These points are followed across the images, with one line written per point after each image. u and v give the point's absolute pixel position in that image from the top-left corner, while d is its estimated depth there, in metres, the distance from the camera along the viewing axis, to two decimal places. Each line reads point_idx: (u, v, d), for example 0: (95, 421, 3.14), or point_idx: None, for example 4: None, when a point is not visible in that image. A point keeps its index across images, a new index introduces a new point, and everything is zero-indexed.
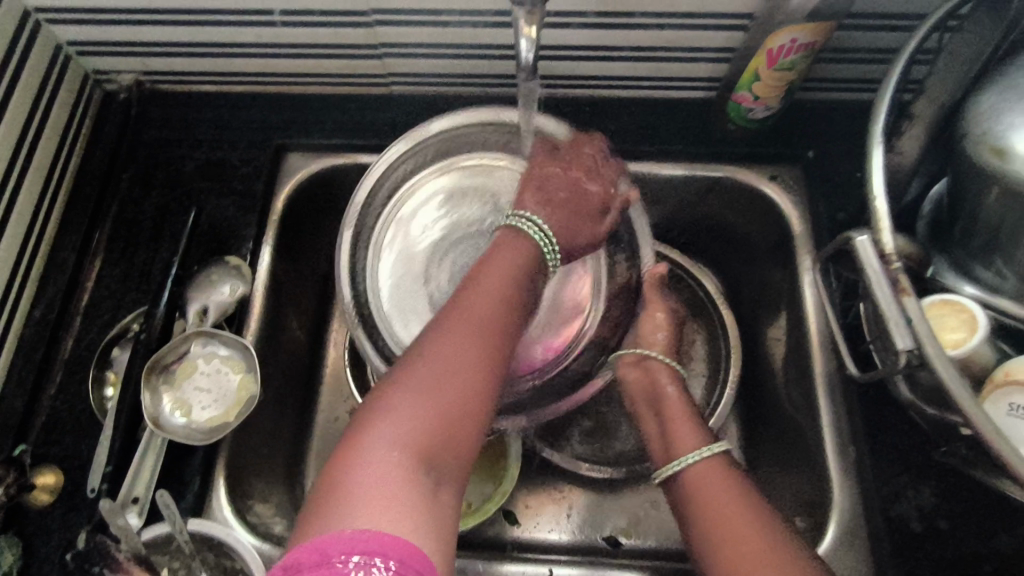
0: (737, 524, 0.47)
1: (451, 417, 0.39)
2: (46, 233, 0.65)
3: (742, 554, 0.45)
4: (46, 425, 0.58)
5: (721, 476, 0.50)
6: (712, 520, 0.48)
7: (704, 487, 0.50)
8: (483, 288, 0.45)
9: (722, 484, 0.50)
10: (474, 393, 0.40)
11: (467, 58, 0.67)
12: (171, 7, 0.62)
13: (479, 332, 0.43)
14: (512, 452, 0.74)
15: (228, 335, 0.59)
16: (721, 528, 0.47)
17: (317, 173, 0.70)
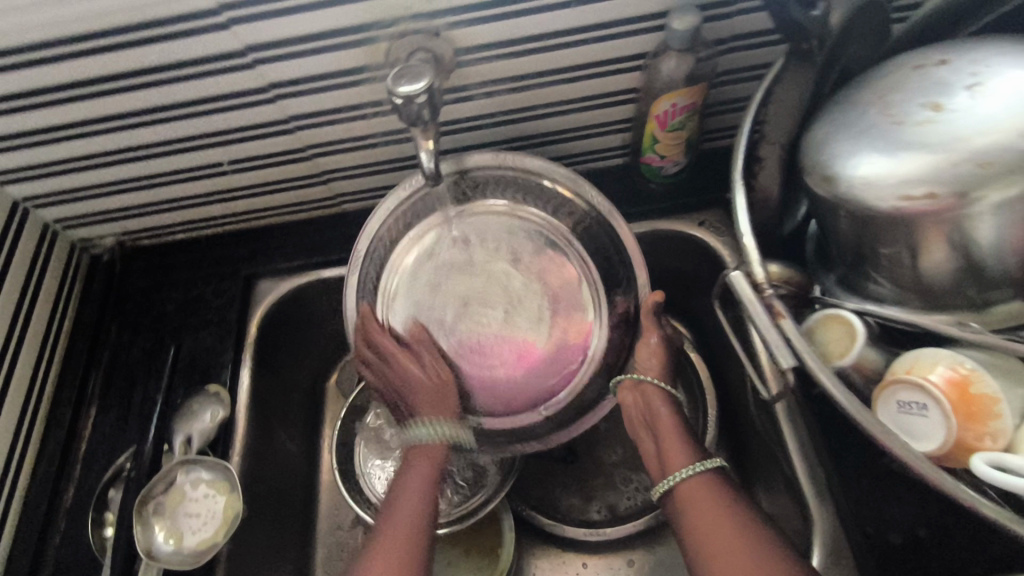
0: (721, 532, 0.48)
1: (398, 560, 0.50)
2: (45, 391, 0.71)
3: (725, 562, 0.47)
4: (54, 573, 0.62)
5: (717, 495, 0.51)
6: (699, 533, 0.49)
7: (697, 505, 0.51)
8: (399, 506, 0.55)
9: (711, 495, 0.51)
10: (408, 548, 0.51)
11: (401, 170, 0.74)
12: (134, 176, 0.71)
13: (400, 542, 0.52)
14: (508, 529, 0.75)
15: (211, 459, 0.63)
16: (706, 539, 0.49)
17: (283, 294, 0.76)
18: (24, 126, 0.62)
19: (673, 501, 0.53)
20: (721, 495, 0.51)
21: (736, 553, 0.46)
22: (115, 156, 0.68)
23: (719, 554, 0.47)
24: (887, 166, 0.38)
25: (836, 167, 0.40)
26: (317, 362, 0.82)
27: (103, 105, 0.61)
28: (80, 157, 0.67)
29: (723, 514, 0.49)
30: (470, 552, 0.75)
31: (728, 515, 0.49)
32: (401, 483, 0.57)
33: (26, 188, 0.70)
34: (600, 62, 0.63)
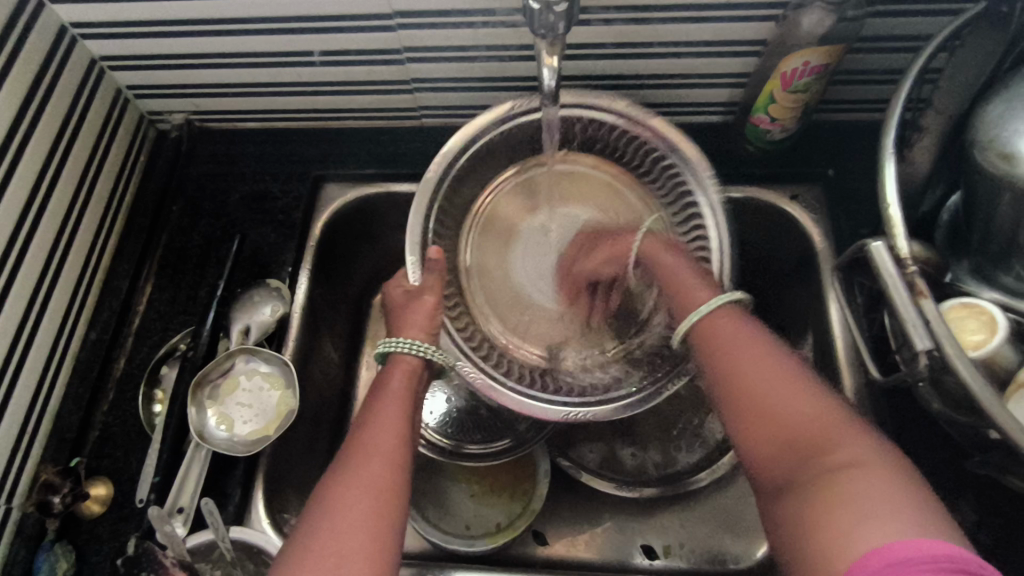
0: (764, 381, 0.44)
1: (389, 434, 0.49)
2: (104, 259, 0.69)
3: (771, 414, 0.42)
4: (99, 440, 0.62)
5: (746, 328, 0.48)
6: (731, 370, 0.45)
7: (748, 374, 0.44)
8: (383, 410, 0.51)
9: (734, 327, 0.48)
10: (402, 429, 0.50)
11: (493, 90, 0.70)
12: (220, 52, 0.67)
13: (396, 422, 0.50)
14: (541, 471, 0.75)
15: (269, 352, 0.62)
16: (743, 381, 0.44)
17: (351, 203, 0.73)
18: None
19: (711, 365, 0.47)
20: (784, 371, 0.44)
21: (796, 400, 0.42)
22: (206, 27, 0.64)
23: (801, 463, 0.39)
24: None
25: (1019, 146, 0.37)
26: (372, 276, 0.81)
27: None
28: (169, 21, 0.64)
29: (785, 400, 0.42)
30: (498, 491, 0.76)
31: (797, 402, 0.42)
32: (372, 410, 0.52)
33: (106, 47, 0.67)
34: (736, 6, 0.58)
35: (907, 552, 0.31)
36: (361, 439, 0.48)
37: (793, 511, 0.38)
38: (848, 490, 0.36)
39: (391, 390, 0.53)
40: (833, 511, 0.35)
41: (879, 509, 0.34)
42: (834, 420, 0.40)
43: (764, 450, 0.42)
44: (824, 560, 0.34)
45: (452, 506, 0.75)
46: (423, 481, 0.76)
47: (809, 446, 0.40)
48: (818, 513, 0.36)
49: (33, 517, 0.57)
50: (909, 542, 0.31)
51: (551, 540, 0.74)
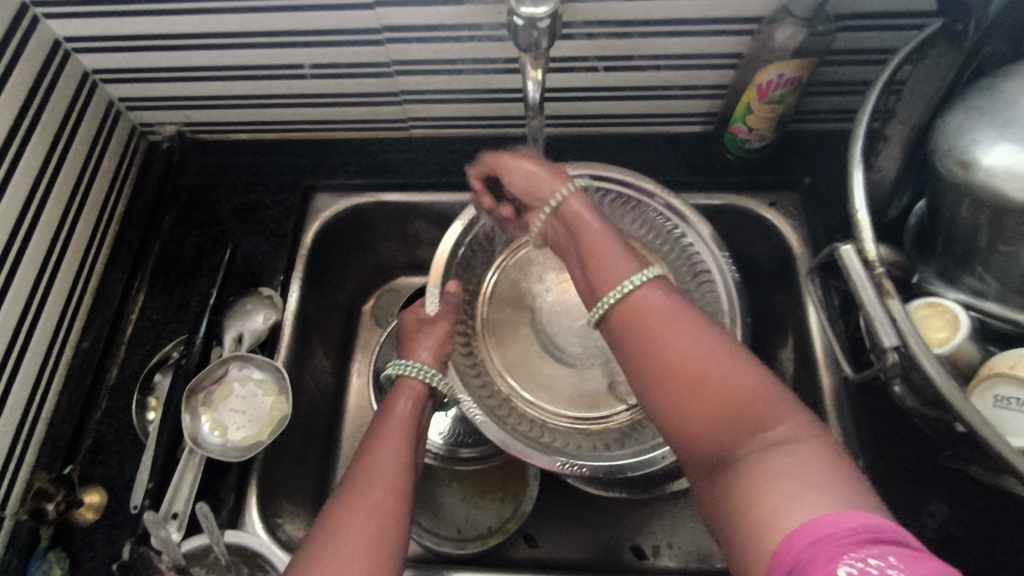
0: (684, 359, 0.40)
1: (394, 456, 0.50)
2: (96, 268, 0.70)
3: (690, 396, 0.39)
4: (93, 448, 0.63)
5: (667, 303, 0.43)
6: (647, 347, 0.42)
7: (664, 352, 0.41)
8: (388, 432, 0.53)
9: (664, 303, 0.43)
10: (405, 450, 0.52)
11: (480, 102, 0.72)
12: (212, 65, 0.69)
13: (399, 443, 0.52)
14: (531, 474, 0.77)
15: (261, 358, 0.63)
16: (659, 359, 0.41)
17: (344, 210, 0.75)
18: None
19: (627, 340, 0.44)
20: (704, 347, 0.40)
21: (706, 382, 0.39)
22: (198, 41, 0.66)
23: (726, 436, 0.38)
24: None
25: (975, 154, 0.40)
26: (362, 284, 0.83)
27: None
28: (162, 35, 0.65)
29: (713, 379, 0.39)
30: (487, 493, 0.77)
31: (716, 382, 0.39)
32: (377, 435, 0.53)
33: (100, 60, 0.68)
34: (712, 20, 0.61)
35: (808, 542, 0.31)
36: (368, 460, 0.50)
37: (716, 495, 0.37)
38: (768, 467, 0.35)
39: (396, 414, 0.55)
40: (753, 489, 0.35)
41: (803, 487, 0.33)
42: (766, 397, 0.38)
43: (684, 424, 0.40)
44: (749, 534, 0.34)
45: (442, 510, 0.76)
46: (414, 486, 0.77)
47: (736, 423, 0.38)
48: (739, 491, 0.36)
49: (27, 525, 0.58)
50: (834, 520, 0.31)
51: (540, 542, 0.75)
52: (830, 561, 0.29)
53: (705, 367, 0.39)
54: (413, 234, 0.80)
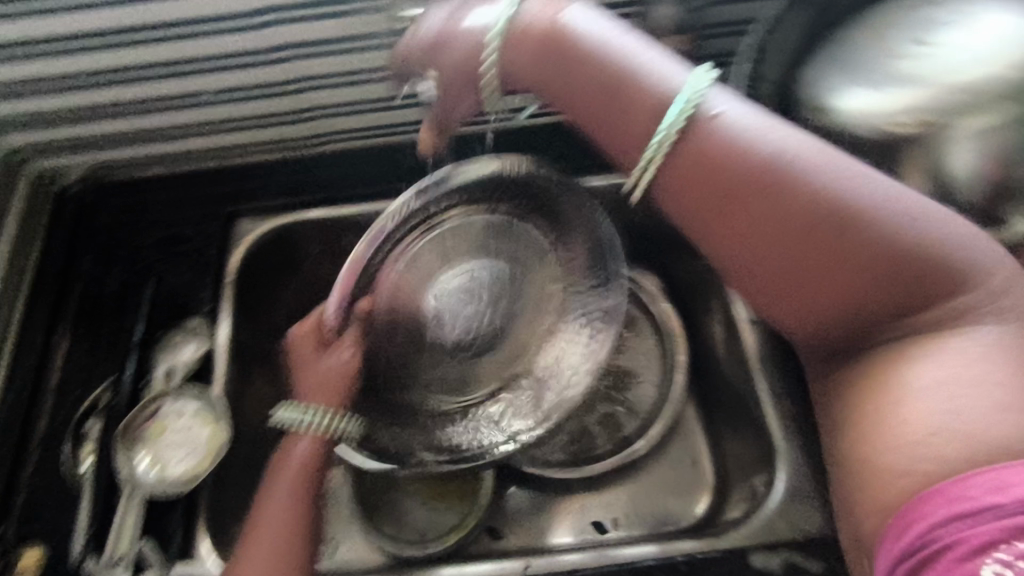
0: (803, 213, 0.41)
1: (280, 508, 0.54)
2: (14, 318, 0.68)
3: (800, 255, 0.41)
4: (27, 502, 0.61)
5: (743, 170, 0.42)
6: (733, 211, 0.42)
7: (795, 204, 0.41)
8: (274, 481, 0.55)
9: (717, 159, 0.42)
10: (293, 497, 0.55)
11: (387, 110, 0.74)
12: (113, 102, 0.68)
13: (286, 489, 0.55)
14: (486, 467, 0.77)
15: (195, 390, 0.64)
16: (760, 215, 0.42)
17: (267, 233, 0.74)
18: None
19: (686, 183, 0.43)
20: (810, 204, 0.41)
21: (829, 244, 0.41)
22: (95, 78, 0.66)
23: (870, 305, 0.41)
24: (881, 99, 0.44)
25: (834, 99, 0.45)
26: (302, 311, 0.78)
27: (94, 18, 0.60)
28: (57, 75, 0.65)
29: (867, 230, 0.40)
30: (444, 493, 0.77)
31: (892, 218, 0.40)
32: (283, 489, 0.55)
33: None
34: None
35: (991, 498, 0.35)
36: (258, 520, 0.54)
37: (842, 415, 0.43)
38: (910, 383, 0.39)
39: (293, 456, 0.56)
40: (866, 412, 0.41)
41: (953, 409, 0.37)
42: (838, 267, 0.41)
43: (767, 277, 0.43)
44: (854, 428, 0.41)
45: (405, 517, 0.76)
46: (373, 496, 0.77)
47: (863, 277, 0.40)
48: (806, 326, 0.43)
49: None
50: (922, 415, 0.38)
51: (505, 533, 0.76)
52: (974, 556, 0.34)
53: (892, 230, 0.40)
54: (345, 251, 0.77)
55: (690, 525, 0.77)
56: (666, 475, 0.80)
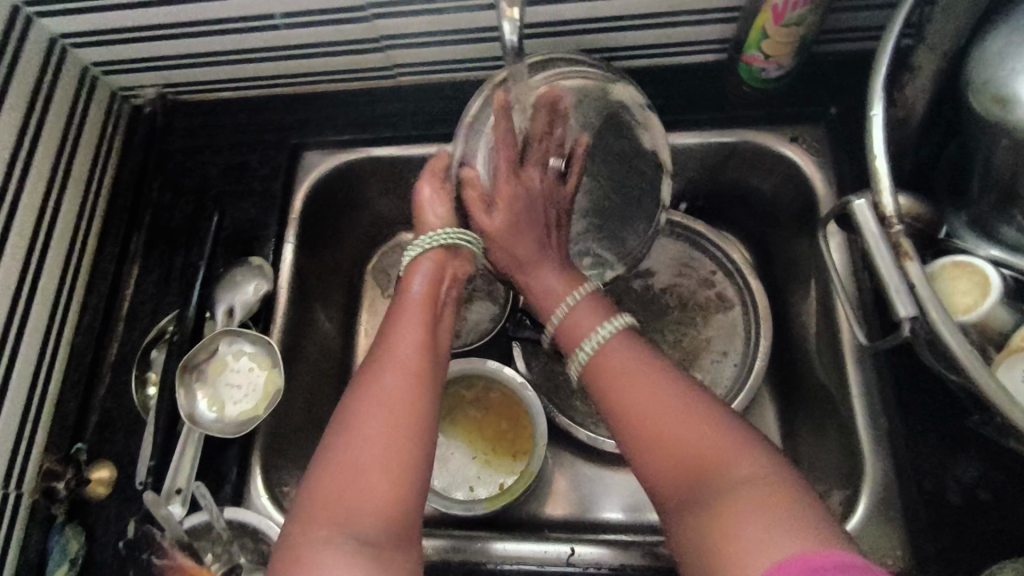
0: (655, 398, 0.46)
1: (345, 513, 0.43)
2: (91, 237, 0.70)
3: (694, 433, 0.44)
4: (99, 423, 0.64)
5: (632, 353, 0.50)
6: (619, 393, 0.48)
7: (637, 405, 0.47)
8: (344, 473, 0.44)
9: (638, 364, 0.49)
10: (386, 514, 0.43)
11: (468, 44, 0.68)
12: (174, 21, 0.65)
13: (357, 490, 0.44)
14: (537, 450, 0.72)
15: (253, 334, 0.63)
16: (638, 399, 0.47)
17: (331, 170, 0.73)
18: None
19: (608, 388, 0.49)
20: (671, 394, 0.46)
21: (668, 393, 0.47)
22: None
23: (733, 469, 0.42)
24: None
25: (1016, 87, 0.36)
26: (364, 244, 0.81)
27: None
28: None
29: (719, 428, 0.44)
30: (500, 453, 0.75)
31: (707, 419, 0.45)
32: (354, 410, 0.47)
33: (66, 24, 0.65)
34: None
35: None
36: (326, 489, 0.44)
37: (701, 511, 0.42)
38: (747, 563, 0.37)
39: (412, 296, 0.55)
40: (617, 370, 0.49)
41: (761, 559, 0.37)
42: (699, 411, 0.45)
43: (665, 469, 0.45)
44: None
45: (452, 467, 0.75)
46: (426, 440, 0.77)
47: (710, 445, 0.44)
48: (696, 465, 0.43)
49: (42, 502, 0.60)
50: (613, 343, 0.51)
51: (561, 503, 0.75)
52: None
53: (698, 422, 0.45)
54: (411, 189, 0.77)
55: None
56: None
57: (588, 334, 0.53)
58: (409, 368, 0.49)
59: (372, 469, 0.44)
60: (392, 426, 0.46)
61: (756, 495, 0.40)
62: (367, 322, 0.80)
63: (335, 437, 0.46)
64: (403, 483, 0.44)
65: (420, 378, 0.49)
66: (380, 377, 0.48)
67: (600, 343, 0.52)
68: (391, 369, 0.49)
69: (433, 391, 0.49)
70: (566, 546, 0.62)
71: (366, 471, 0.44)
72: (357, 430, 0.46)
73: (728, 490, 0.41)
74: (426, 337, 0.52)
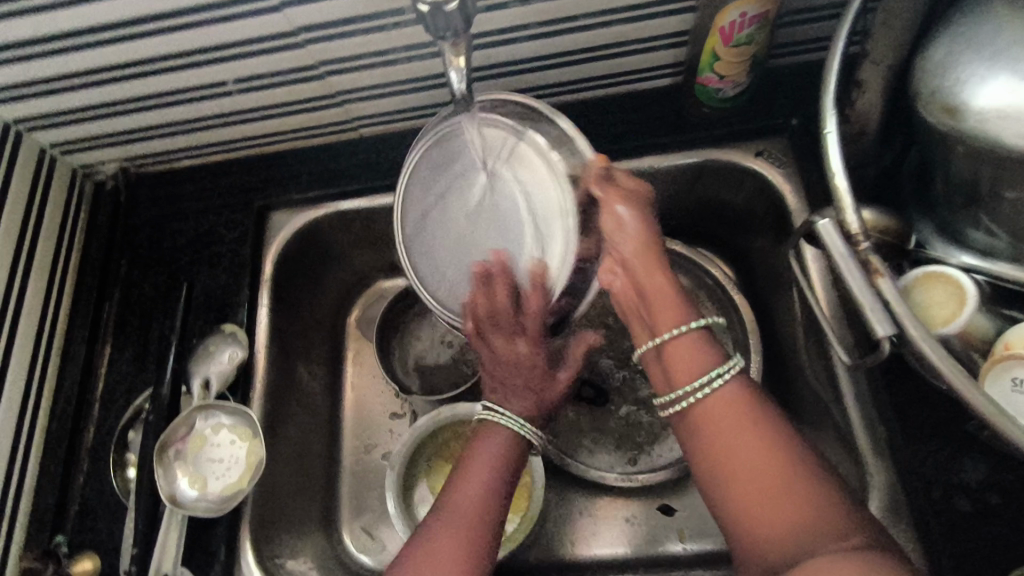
0: (749, 462, 0.42)
1: None
2: (60, 320, 0.69)
3: (759, 491, 0.41)
4: (79, 513, 0.62)
5: (731, 402, 0.45)
6: (714, 449, 0.44)
7: (728, 457, 0.43)
8: (432, 567, 0.45)
9: (730, 402, 0.45)
10: None
11: (426, 91, 0.67)
12: (128, 97, 0.65)
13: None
14: (536, 498, 0.70)
15: (231, 405, 0.62)
16: (736, 460, 0.43)
17: (299, 229, 0.72)
18: (19, 35, 0.56)
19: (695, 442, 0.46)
20: (772, 453, 0.42)
21: (759, 460, 0.42)
22: (110, 74, 0.62)
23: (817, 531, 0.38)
24: None
25: (964, 96, 0.35)
26: (341, 296, 0.80)
27: (71, 16, 0.55)
28: (65, 76, 0.61)
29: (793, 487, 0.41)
30: None
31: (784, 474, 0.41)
32: (440, 503, 0.49)
33: (16, 109, 0.64)
34: None
35: None
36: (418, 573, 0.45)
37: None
38: None
39: (493, 438, 0.53)
40: (708, 434, 0.45)
41: None
42: (783, 468, 0.41)
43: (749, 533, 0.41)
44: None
45: None
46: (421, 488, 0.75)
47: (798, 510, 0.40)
48: (766, 532, 0.40)
49: None
50: (715, 392, 0.45)
51: (567, 541, 0.73)
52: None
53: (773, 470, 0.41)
54: (383, 238, 0.77)
55: None
56: None
57: (698, 375, 0.46)
58: (484, 502, 0.49)
59: (454, 565, 0.45)
60: (469, 536, 0.47)
61: (834, 561, 0.36)
62: (351, 375, 0.79)
63: (429, 521, 0.49)
64: None
65: (476, 516, 0.48)
66: (468, 481, 0.50)
67: (686, 410, 0.46)
68: (477, 497, 0.49)
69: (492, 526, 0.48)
70: None
71: (451, 569, 0.45)
72: (446, 519, 0.48)
73: (805, 556, 0.38)
74: (505, 483, 0.51)
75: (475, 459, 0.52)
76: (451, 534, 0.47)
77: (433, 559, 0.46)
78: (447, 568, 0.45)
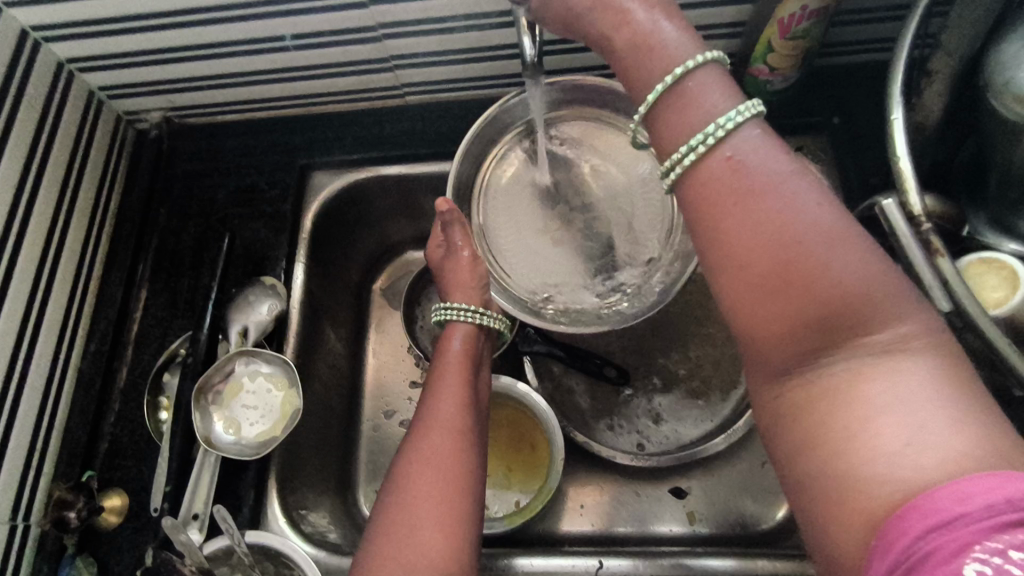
0: (765, 242, 0.32)
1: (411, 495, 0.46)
2: (97, 262, 0.69)
3: (768, 282, 0.32)
4: (110, 451, 0.63)
5: (742, 179, 0.33)
6: (718, 223, 0.33)
7: (739, 241, 0.33)
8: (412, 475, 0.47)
9: (744, 183, 0.33)
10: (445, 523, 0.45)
11: (479, 62, 0.68)
12: (184, 45, 0.65)
13: (426, 485, 0.47)
14: (554, 470, 0.71)
15: (268, 354, 0.63)
16: (754, 246, 0.32)
17: (339, 190, 0.73)
18: None
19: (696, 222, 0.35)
20: (797, 229, 0.32)
21: (782, 241, 0.32)
22: (172, 20, 0.62)
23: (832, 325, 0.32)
24: None
25: None
26: (371, 261, 0.81)
27: None
28: (129, 19, 0.61)
29: (819, 276, 0.31)
30: (518, 471, 0.75)
31: (816, 255, 0.31)
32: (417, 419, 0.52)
33: (73, 48, 0.64)
34: None
35: None
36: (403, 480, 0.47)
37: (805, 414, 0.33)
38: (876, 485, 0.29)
39: (450, 354, 0.58)
40: (717, 216, 0.33)
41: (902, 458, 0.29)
42: (819, 248, 0.31)
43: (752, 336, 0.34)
44: (819, 468, 0.31)
45: None
46: None
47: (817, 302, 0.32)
48: (780, 331, 0.33)
49: (52, 533, 0.59)
50: (721, 162, 0.33)
51: (578, 516, 0.74)
52: (953, 555, 0.26)
53: (807, 244, 0.31)
54: (418, 206, 0.77)
55: (767, 527, 0.71)
56: (748, 469, 0.74)
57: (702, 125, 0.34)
58: (452, 409, 0.52)
59: (428, 469, 0.47)
60: (439, 443, 0.49)
61: (862, 364, 0.31)
62: (376, 340, 0.80)
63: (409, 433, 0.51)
64: (440, 519, 0.45)
65: (453, 425, 0.51)
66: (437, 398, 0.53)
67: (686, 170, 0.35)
68: (443, 405, 0.52)
69: (473, 439, 0.51)
70: (593, 558, 0.64)
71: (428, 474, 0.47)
72: (422, 429, 0.51)
73: (815, 356, 0.32)
74: (465, 390, 0.54)
75: (441, 377, 0.55)
76: (426, 442, 0.49)
77: (415, 464, 0.48)
78: (424, 470, 0.48)
